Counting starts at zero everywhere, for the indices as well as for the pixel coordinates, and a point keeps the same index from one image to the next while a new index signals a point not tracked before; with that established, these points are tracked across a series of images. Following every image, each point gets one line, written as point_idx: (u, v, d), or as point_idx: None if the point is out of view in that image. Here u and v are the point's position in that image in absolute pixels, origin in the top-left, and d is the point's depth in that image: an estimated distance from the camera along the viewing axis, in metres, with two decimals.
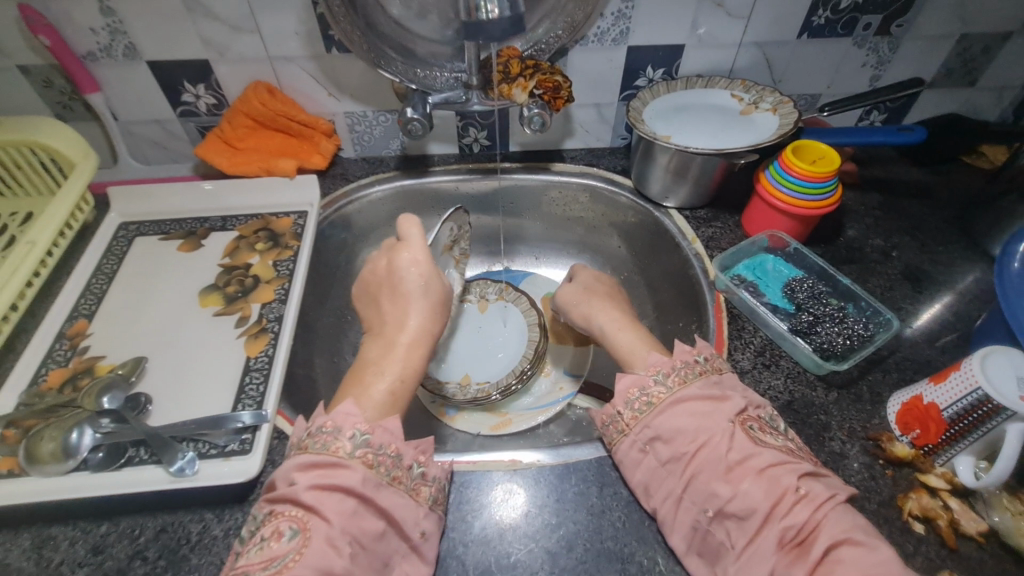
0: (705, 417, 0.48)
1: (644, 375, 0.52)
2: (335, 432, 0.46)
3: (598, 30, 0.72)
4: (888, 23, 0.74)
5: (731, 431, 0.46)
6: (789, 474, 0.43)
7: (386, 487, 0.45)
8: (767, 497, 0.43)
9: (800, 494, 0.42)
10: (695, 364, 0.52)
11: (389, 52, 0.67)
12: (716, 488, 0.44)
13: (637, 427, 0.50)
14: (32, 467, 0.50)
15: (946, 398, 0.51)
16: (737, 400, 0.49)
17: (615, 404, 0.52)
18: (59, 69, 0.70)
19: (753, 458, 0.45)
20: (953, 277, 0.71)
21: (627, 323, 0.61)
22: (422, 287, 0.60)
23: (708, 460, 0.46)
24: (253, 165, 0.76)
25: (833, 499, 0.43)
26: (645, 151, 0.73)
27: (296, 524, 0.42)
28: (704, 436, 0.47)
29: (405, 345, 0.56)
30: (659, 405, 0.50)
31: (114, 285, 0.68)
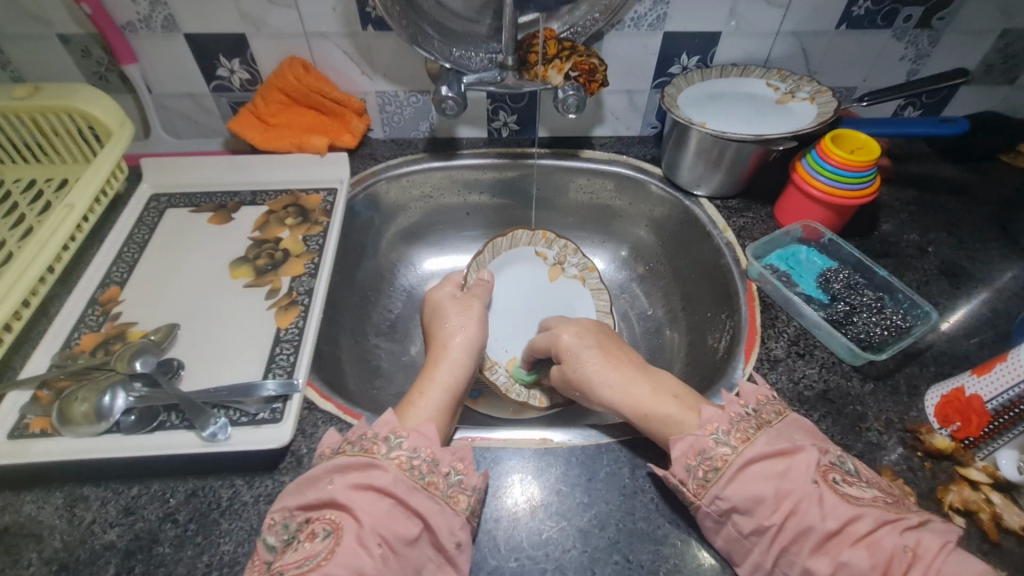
0: (782, 479, 0.42)
1: (703, 436, 0.46)
2: (373, 438, 0.46)
3: (635, 15, 0.71)
4: (930, 15, 0.73)
5: (818, 494, 0.41)
6: (892, 534, 0.39)
7: (419, 490, 0.44)
8: (873, 565, 0.38)
9: (909, 557, 0.38)
10: (751, 417, 0.47)
11: (426, 29, 0.67)
12: (811, 565, 0.40)
13: (707, 498, 0.44)
14: (65, 428, 0.50)
15: (990, 389, 0.50)
16: (812, 451, 0.43)
17: (675, 473, 0.47)
18: (98, 39, 0.71)
19: (854, 523, 0.40)
20: (991, 275, 0.69)
21: (654, 395, 0.53)
22: (456, 314, 0.64)
23: (798, 528, 0.41)
24: (285, 141, 0.76)
25: (946, 547, 0.38)
26: (678, 137, 0.72)
27: (330, 525, 0.41)
28: (790, 503, 0.41)
29: (445, 373, 0.57)
30: (727, 469, 0.44)
31: (145, 255, 0.68)
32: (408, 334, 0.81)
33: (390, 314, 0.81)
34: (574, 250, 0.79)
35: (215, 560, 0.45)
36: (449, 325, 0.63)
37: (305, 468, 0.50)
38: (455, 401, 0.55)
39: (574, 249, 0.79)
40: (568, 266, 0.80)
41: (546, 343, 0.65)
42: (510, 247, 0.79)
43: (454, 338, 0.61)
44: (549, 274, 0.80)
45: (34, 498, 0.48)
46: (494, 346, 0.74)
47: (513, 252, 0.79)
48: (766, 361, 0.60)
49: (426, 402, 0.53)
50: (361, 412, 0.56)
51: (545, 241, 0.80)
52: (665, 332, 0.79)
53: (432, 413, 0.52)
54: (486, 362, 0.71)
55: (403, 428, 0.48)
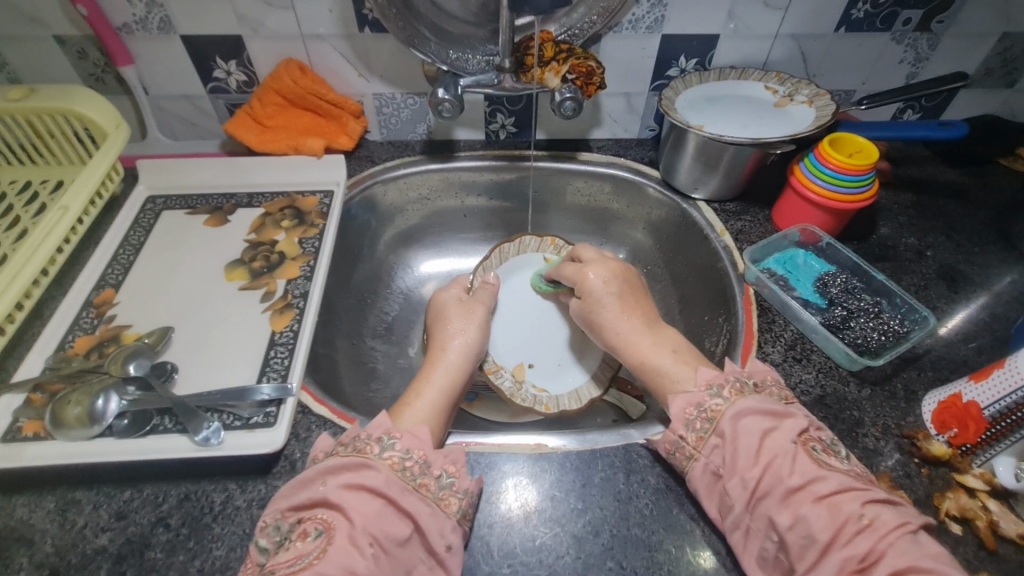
0: (766, 436, 0.44)
1: (699, 391, 0.49)
2: (368, 438, 0.46)
3: (633, 17, 0.71)
4: (928, 19, 0.73)
5: (795, 453, 0.43)
6: (851, 501, 0.40)
7: (411, 491, 0.44)
8: (830, 524, 0.39)
9: (864, 522, 0.39)
10: (749, 382, 0.49)
11: (423, 31, 0.67)
12: (774, 517, 0.41)
13: (705, 449, 0.46)
14: (58, 431, 0.50)
15: (987, 396, 0.49)
16: (799, 418, 0.46)
17: (675, 429, 0.48)
18: (94, 40, 0.71)
19: (818, 482, 0.41)
20: (989, 279, 0.69)
21: (654, 348, 0.56)
22: (457, 319, 0.65)
23: (772, 483, 0.42)
24: (281, 143, 0.76)
25: (904, 526, 0.39)
26: (676, 140, 0.72)
27: (322, 524, 0.41)
28: (768, 457, 0.43)
29: (442, 377, 0.57)
30: (720, 418, 0.46)
31: (140, 257, 0.68)
32: (405, 336, 0.80)
33: (386, 317, 0.81)
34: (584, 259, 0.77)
35: (207, 565, 0.45)
36: (450, 328, 0.63)
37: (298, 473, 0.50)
38: (451, 404, 0.55)
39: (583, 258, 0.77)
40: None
41: (570, 278, 0.67)
42: (519, 253, 0.77)
43: (453, 342, 0.62)
44: None
45: (26, 502, 0.48)
46: (500, 352, 0.72)
47: (521, 258, 0.78)
48: (763, 366, 0.60)
49: (422, 403, 0.53)
50: (355, 416, 0.55)
51: (554, 247, 0.78)
52: None
53: (427, 414, 0.52)
54: (491, 366, 0.69)
55: (396, 429, 0.48)
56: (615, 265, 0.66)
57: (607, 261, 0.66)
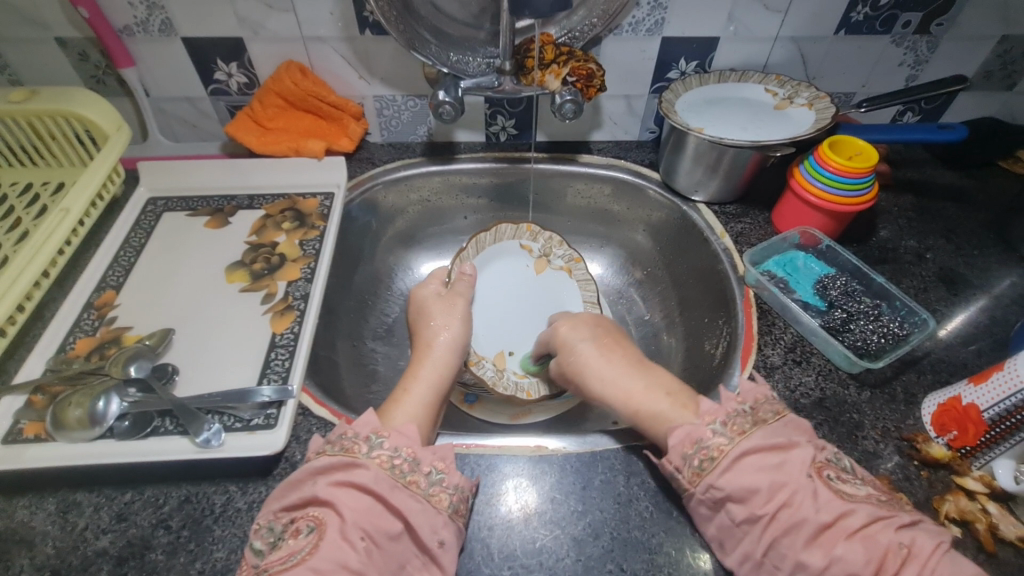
0: (777, 472, 0.43)
1: (700, 426, 0.47)
2: (354, 437, 0.46)
3: (633, 20, 0.71)
4: (928, 21, 0.73)
5: (812, 488, 0.42)
6: (885, 530, 0.39)
7: (400, 489, 0.43)
8: (866, 559, 0.38)
9: (903, 553, 0.38)
10: (748, 413, 0.47)
11: (423, 33, 0.67)
12: (804, 558, 0.40)
13: (702, 485, 0.45)
14: (59, 433, 0.50)
15: (987, 399, 0.49)
16: (806, 445, 0.44)
17: (671, 461, 0.47)
18: (95, 42, 0.71)
19: (846, 517, 0.40)
20: (989, 282, 0.69)
21: (647, 390, 0.54)
22: (440, 314, 0.65)
23: (794, 521, 0.41)
24: (282, 145, 0.76)
25: (940, 547, 0.38)
26: (676, 142, 0.72)
27: (314, 521, 0.41)
28: (784, 494, 0.42)
29: (428, 373, 0.58)
30: (722, 458, 0.44)
31: (141, 259, 0.68)
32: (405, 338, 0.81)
33: (387, 319, 0.81)
34: (559, 243, 0.79)
35: (208, 567, 0.45)
36: (433, 326, 0.63)
37: None
38: (439, 399, 0.56)
39: (559, 241, 0.79)
40: (553, 259, 0.79)
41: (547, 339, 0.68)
42: (495, 242, 0.77)
43: (440, 336, 0.62)
44: (535, 267, 0.79)
45: (27, 504, 0.48)
46: (481, 342, 0.73)
47: (496, 247, 0.78)
48: (763, 369, 0.60)
49: (412, 403, 0.53)
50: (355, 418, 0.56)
51: (530, 233, 0.79)
52: (663, 337, 0.79)
53: (416, 412, 0.52)
54: (473, 358, 0.70)
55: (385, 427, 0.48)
56: (588, 317, 0.67)
57: (582, 316, 0.67)
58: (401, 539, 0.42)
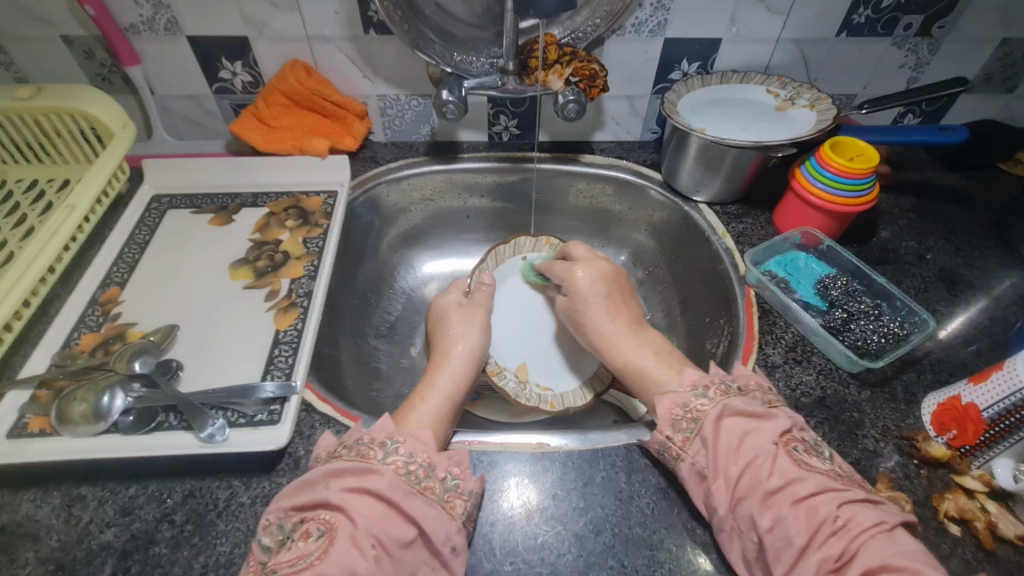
0: (749, 437, 0.45)
1: (684, 392, 0.50)
2: (370, 442, 0.46)
3: (636, 21, 0.71)
4: (930, 24, 0.73)
5: (774, 454, 0.43)
6: (829, 502, 0.40)
7: (415, 495, 0.44)
8: (806, 527, 0.39)
9: (839, 524, 0.39)
10: (733, 385, 0.49)
11: (428, 33, 0.67)
12: (756, 517, 0.41)
13: (691, 450, 0.46)
14: (64, 428, 0.50)
15: (986, 398, 0.50)
16: (783, 420, 0.46)
17: (662, 429, 0.49)
18: (101, 41, 0.71)
19: (797, 484, 0.41)
20: (989, 283, 0.70)
21: (637, 349, 0.58)
22: (459, 322, 0.65)
23: (750, 484, 0.42)
24: (287, 143, 0.76)
25: (878, 526, 0.39)
26: (678, 142, 0.73)
27: (324, 525, 0.41)
28: (747, 459, 0.43)
29: (446, 382, 0.57)
30: (704, 419, 0.47)
31: (146, 256, 0.68)
32: (408, 336, 0.81)
33: (389, 317, 0.81)
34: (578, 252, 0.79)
35: (211, 561, 0.45)
36: (455, 333, 0.64)
37: (302, 470, 0.50)
38: (456, 407, 0.56)
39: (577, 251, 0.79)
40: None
41: (560, 278, 0.69)
42: (513, 254, 0.78)
43: (457, 346, 0.62)
44: None
45: (32, 497, 0.48)
46: (501, 352, 0.73)
47: (515, 259, 0.79)
48: (764, 367, 0.60)
49: (427, 407, 0.53)
50: (359, 415, 0.56)
51: (549, 246, 0.80)
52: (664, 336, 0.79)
53: (431, 418, 0.52)
54: (494, 368, 0.70)
55: (399, 432, 0.48)
56: (604, 264, 0.67)
57: (597, 261, 0.68)
58: (412, 546, 0.42)
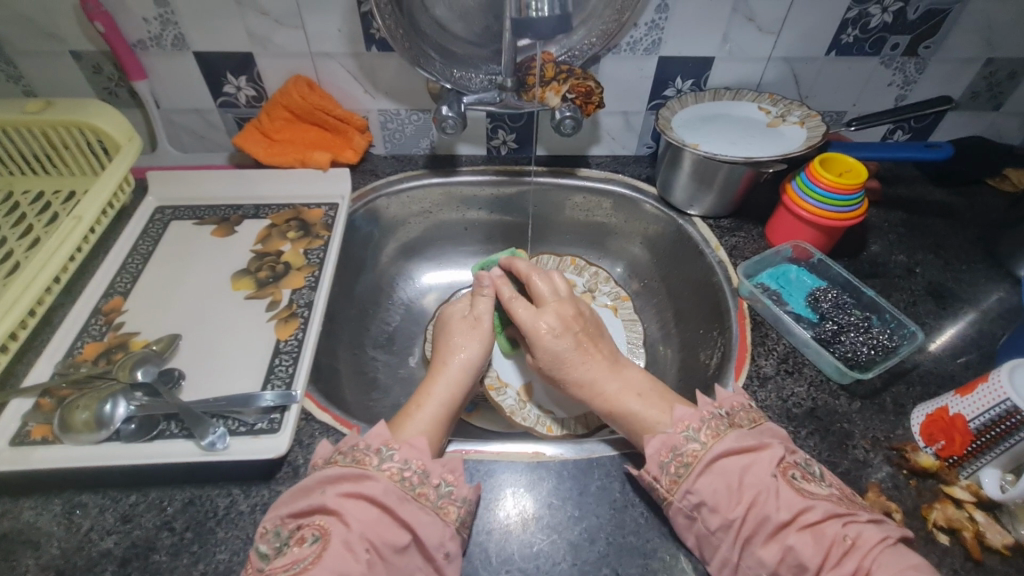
0: (747, 472, 0.46)
1: (675, 433, 0.49)
2: (366, 449, 0.47)
3: (631, 39, 0.73)
4: (916, 44, 0.75)
5: (776, 486, 0.45)
6: (835, 523, 0.43)
7: (410, 501, 0.45)
8: (818, 550, 0.41)
9: (848, 544, 0.41)
10: (724, 417, 0.50)
11: (429, 51, 0.69)
12: (762, 555, 0.43)
13: (679, 493, 0.47)
14: (66, 436, 0.51)
15: (973, 409, 0.51)
16: (776, 448, 0.47)
17: (649, 470, 0.49)
18: (110, 56, 0.73)
19: (806, 513, 0.43)
20: (976, 296, 0.71)
21: (620, 392, 0.57)
22: (461, 330, 0.65)
23: (758, 520, 0.43)
24: (289, 156, 0.78)
25: (885, 540, 0.41)
26: (672, 158, 0.74)
27: (319, 530, 0.42)
28: (750, 494, 0.44)
29: (444, 391, 0.58)
30: (696, 464, 0.47)
31: (148, 266, 0.69)
32: (405, 346, 0.82)
33: (388, 327, 0.83)
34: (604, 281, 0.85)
35: (210, 569, 0.46)
36: (456, 342, 0.63)
37: (301, 478, 0.51)
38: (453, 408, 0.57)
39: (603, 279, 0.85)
40: (598, 295, 0.84)
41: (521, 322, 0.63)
42: None
43: (456, 355, 0.62)
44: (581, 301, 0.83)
45: (33, 505, 0.49)
46: (509, 369, 0.74)
47: None
48: (756, 378, 0.61)
49: (424, 415, 0.54)
50: (358, 424, 0.57)
51: (575, 267, 0.86)
52: (659, 348, 0.80)
53: (426, 426, 0.53)
54: (494, 383, 0.73)
55: (394, 440, 0.49)
56: (564, 308, 0.64)
57: (560, 305, 0.64)
58: (407, 551, 0.43)
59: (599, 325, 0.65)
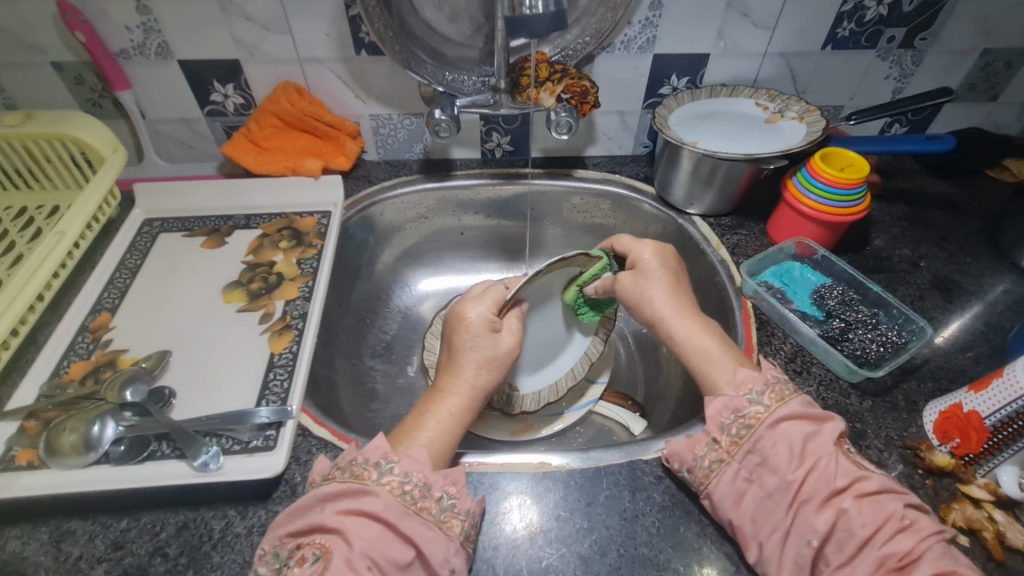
0: (810, 439, 0.45)
1: (738, 394, 0.48)
2: (364, 463, 0.45)
3: (625, 38, 0.72)
4: (911, 36, 0.75)
5: (837, 456, 0.44)
6: (893, 500, 0.42)
7: (412, 516, 0.43)
8: (870, 521, 0.41)
9: (905, 522, 0.41)
10: (786, 381, 0.49)
11: (420, 54, 0.68)
12: (815, 521, 0.42)
13: (740, 454, 0.46)
14: (53, 460, 0.49)
15: (988, 405, 0.49)
16: (839, 421, 0.47)
17: (708, 432, 0.48)
18: (92, 66, 0.71)
19: (862, 482, 0.43)
20: (982, 288, 0.70)
21: (701, 327, 0.55)
22: (470, 335, 0.56)
23: (817, 485, 0.43)
24: (279, 164, 0.76)
25: (941, 534, 0.40)
26: (670, 156, 0.73)
27: (320, 550, 0.41)
28: (812, 460, 0.44)
29: (456, 401, 0.53)
30: (759, 425, 0.46)
31: (136, 281, 0.67)
32: (404, 355, 0.80)
33: (385, 336, 0.81)
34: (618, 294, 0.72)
35: None
36: (471, 330, 0.56)
37: (300, 497, 0.49)
38: (471, 408, 0.54)
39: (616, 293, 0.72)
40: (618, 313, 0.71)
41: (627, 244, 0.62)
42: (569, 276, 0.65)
43: (466, 359, 0.55)
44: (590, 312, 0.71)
45: (18, 534, 0.47)
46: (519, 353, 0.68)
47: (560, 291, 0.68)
48: None
49: (434, 425, 0.51)
50: (357, 438, 0.55)
51: None
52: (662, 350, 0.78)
53: (432, 443, 0.50)
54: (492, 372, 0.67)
55: (394, 452, 0.47)
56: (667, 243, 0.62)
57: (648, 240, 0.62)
58: (411, 568, 0.42)
59: (688, 273, 0.62)
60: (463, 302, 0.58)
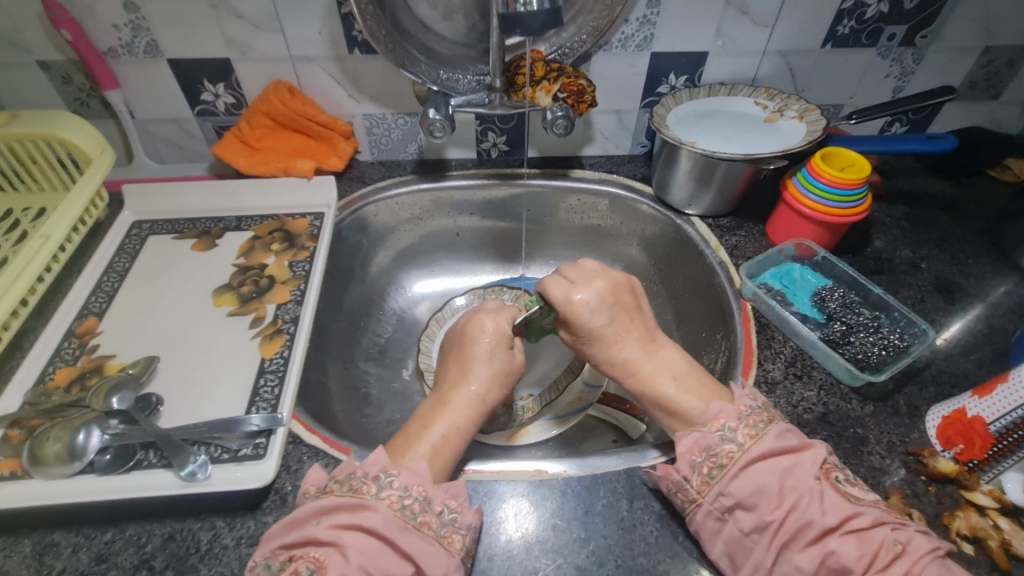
0: (788, 474, 0.44)
1: (708, 432, 0.48)
2: (363, 477, 0.44)
3: (622, 36, 0.71)
4: (913, 33, 0.74)
5: (821, 490, 0.43)
6: (884, 528, 0.41)
7: (411, 531, 0.42)
8: (863, 553, 0.40)
9: (898, 549, 0.40)
10: (759, 412, 0.48)
11: (414, 52, 0.67)
12: (800, 561, 0.41)
13: (711, 494, 0.45)
14: (35, 469, 0.47)
15: (992, 411, 0.49)
16: (821, 449, 0.46)
17: (678, 469, 0.47)
18: (80, 65, 0.70)
19: (854, 519, 0.41)
20: (984, 290, 0.69)
21: (655, 374, 0.54)
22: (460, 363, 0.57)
23: (800, 523, 0.41)
24: (271, 165, 0.75)
25: (935, 551, 0.40)
26: (668, 156, 0.72)
27: (314, 564, 0.39)
28: (792, 498, 0.43)
29: (462, 407, 0.53)
30: (731, 466, 0.45)
31: (125, 284, 0.66)
32: (399, 359, 0.79)
33: (379, 339, 0.80)
34: None
35: None
36: (486, 344, 0.58)
37: (290, 507, 0.48)
38: (480, 419, 0.54)
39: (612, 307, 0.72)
40: None
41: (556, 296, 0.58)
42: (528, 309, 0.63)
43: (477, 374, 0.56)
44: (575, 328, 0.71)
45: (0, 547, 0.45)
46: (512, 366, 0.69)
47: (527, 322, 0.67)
48: (764, 383, 0.59)
49: (434, 432, 0.50)
50: (349, 445, 0.54)
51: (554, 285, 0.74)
52: None
53: (431, 448, 0.49)
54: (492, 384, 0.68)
55: (394, 466, 0.46)
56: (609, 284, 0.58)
57: (595, 278, 0.58)
58: None
59: (644, 306, 0.59)
60: (479, 319, 0.60)
